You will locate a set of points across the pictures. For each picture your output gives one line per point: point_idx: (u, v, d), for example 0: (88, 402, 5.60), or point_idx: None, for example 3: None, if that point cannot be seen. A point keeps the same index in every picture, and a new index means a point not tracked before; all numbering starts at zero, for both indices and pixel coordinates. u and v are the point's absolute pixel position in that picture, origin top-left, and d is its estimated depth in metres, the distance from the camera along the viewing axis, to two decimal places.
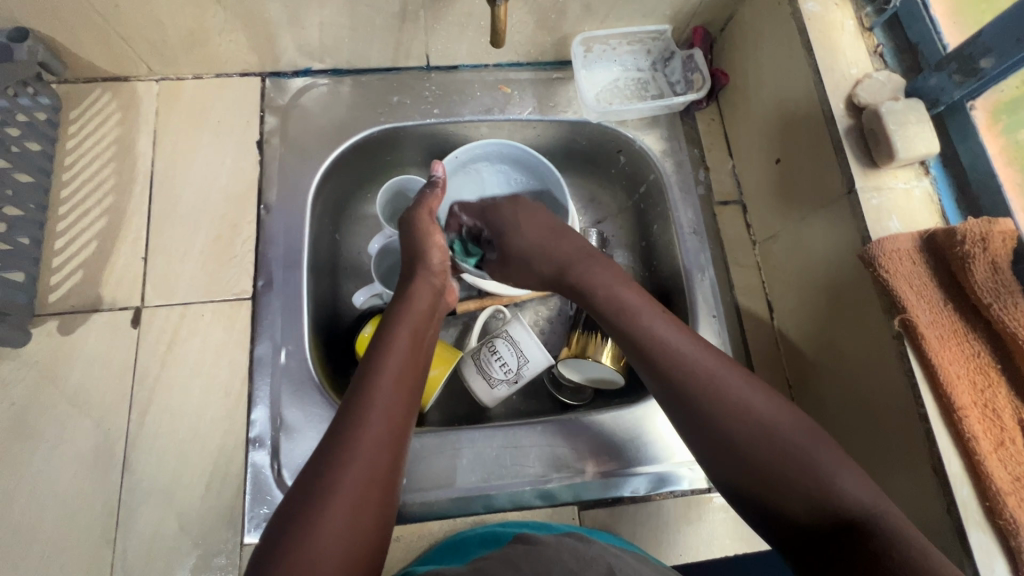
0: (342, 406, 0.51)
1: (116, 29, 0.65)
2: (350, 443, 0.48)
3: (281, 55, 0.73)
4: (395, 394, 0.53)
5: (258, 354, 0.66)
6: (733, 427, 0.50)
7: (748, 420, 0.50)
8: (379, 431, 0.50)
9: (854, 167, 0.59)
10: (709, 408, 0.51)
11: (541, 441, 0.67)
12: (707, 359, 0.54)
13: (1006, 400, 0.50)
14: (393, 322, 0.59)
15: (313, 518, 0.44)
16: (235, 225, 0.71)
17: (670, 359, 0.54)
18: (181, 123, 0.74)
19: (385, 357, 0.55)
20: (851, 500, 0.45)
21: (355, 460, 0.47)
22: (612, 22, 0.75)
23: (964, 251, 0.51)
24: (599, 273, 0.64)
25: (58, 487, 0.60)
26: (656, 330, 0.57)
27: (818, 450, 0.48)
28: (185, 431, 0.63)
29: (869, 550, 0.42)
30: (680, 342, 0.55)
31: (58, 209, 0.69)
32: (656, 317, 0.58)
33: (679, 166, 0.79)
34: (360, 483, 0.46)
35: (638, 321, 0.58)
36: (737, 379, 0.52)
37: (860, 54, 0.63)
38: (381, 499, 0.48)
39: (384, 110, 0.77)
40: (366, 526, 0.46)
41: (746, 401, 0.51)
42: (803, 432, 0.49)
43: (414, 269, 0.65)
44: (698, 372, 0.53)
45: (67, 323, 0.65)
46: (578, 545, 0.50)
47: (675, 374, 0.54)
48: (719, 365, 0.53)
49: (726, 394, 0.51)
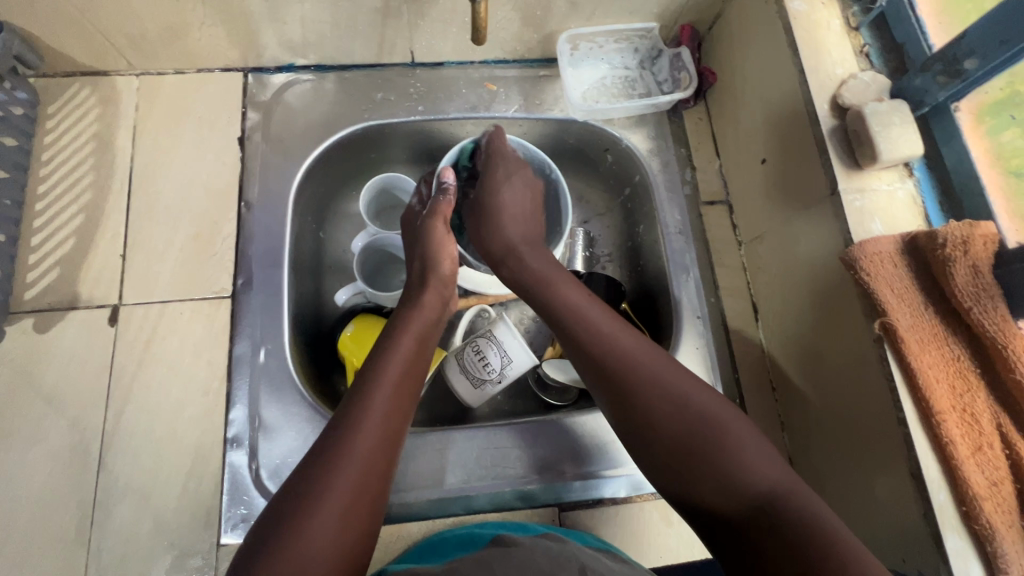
0: (340, 410, 0.51)
1: (93, 23, 0.64)
2: (347, 448, 0.48)
3: (263, 51, 0.72)
4: (395, 400, 0.52)
5: (237, 353, 0.66)
6: (645, 401, 0.51)
7: (659, 390, 0.51)
8: (377, 437, 0.49)
9: (838, 169, 0.59)
10: (624, 382, 0.52)
11: (522, 443, 0.66)
12: (625, 334, 0.56)
13: (985, 405, 0.50)
14: (398, 328, 0.59)
15: (303, 520, 0.43)
16: (215, 222, 0.70)
17: (591, 335, 0.56)
18: (162, 119, 0.73)
19: (387, 362, 0.55)
20: (758, 471, 0.46)
21: (349, 464, 0.47)
22: (598, 20, 0.74)
23: (945, 254, 0.50)
24: (532, 253, 0.65)
25: (33, 486, 0.60)
26: (580, 309, 0.58)
27: (725, 421, 0.49)
28: (162, 430, 0.63)
29: (774, 524, 0.43)
30: (600, 320, 0.57)
31: (35, 205, 0.68)
32: (579, 295, 0.60)
33: (666, 165, 0.78)
34: (352, 489, 0.46)
35: (563, 300, 0.59)
36: (653, 357, 0.54)
37: (846, 54, 0.63)
38: (371, 506, 0.48)
39: (368, 107, 0.76)
40: (353, 532, 0.45)
41: (658, 374, 0.52)
42: (712, 404, 0.50)
43: (426, 277, 0.64)
44: (617, 349, 0.54)
45: (43, 321, 0.64)
46: (551, 547, 0.50)
47: (597, 351, 0.54)
48: (635, 341, 0.55)
49: (643, 369, 0.52)
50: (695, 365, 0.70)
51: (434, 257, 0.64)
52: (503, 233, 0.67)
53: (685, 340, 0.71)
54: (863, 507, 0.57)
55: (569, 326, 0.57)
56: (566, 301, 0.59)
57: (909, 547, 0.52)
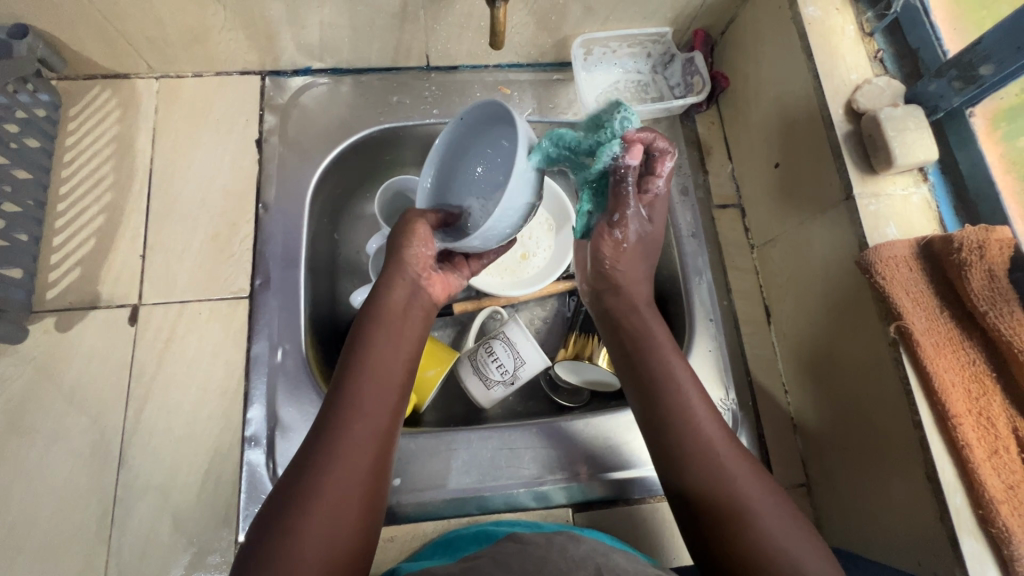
0: (324, 409, 0.53)
1: (117, 27, 0.65)
2: (327, 454, 0.50)
3: (282, 55, 0.73)
4: (373, 402, 0.53)
5: (254, 353, 0.66)
6: (704, 491, 0.52)
7: (724, 490, 0.52)
8: (359, 434, 0.51)
9: (852, 173, 0.59)
10: (711, 496, 0.52)
11: (537, 444, 0.67)
12: (727, 445, 0.54)
13: (1001, 409, 0.50)
14: (371, 326, 0.58)
15: (294, 522, 0.46)
16: (233, 223, 0.71)
17: (679, 417, 0.56)
18: (181, 121, 0.74)
19: (364, 365, 0.55)
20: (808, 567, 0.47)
21: (330, 473, 0.49)
22: (612, 24, 0.75)
23: (961, 258, 0.51)
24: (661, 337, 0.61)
25: (54, 483, 0.60)
26: (679, 387, 0.57)
27: (774, 520, 0.50)
28: (182, 428, 0.63)
29: None
30: (693, 401, 0.56)
31: (57, 206, 0.69)
32: (681, 368, 0.59)
33: (678, 169, 0.79)
34: (337, 487, 0.48)
35: (662, 371, 0.58)
36: (728, 452, 0.54)
37: (860, 59, 0.63)
38: (365, 499, 0.50)
39: (384, 110, 0.76)
40: (343, 534, 0.48)
41: (728, 470, 0.53)
42: (767, 502, 0.51)
43: (388, 268, 0.60)
44: (701, 436, 0.54)
45: (65, 319, 0.65)
46: (567, 545, 0.51)
47: (693, 454, 0.54)
48: (735, 455, 0.54)
49: (725, 479, 0.52)
50: (708, 367, 0.70)
51: (394, 249, 0.60)
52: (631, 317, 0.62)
53: (698, 343, 0.71)
54: (879, 511, 0.58)
55: (660, 404, 0.57)
56: (667, 375, 0.58)
57: (925, 550, 0.53)
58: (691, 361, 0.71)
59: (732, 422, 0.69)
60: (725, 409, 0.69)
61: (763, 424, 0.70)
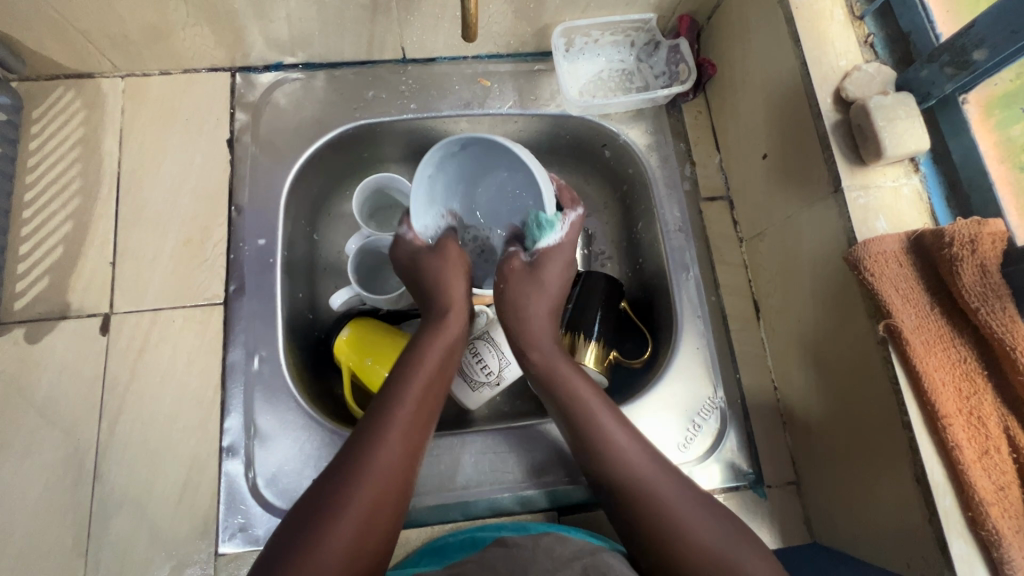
0: (366, 419, 0.54)
1: (74, 25, 0.62)
2: (368, 461, 0.50)
3: (250, 49, 0.70)
4: (415, 418, 0.54)
5: (231, 361, 0.65)
6: (648, 522, 0.52)
7: (658, 525, 0.51)
8: (395, 456, 0.51)
9: (841, 164, 0.57)
10: (655, 524, 0.51)
11: (523, 448, 0.66)
12: (657, 475, 0.54)
13: (992, 408, 0.49)
14: (419, 344, 0.60)
15: (324, 534, 0.46)
16: (205, 228, 0.69)
17: (598, 434, 0.57)
18: (149, 121, 0.71)
19: (406, 378, 0.57)
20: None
21: (366, 480, 0.49)
22: (593, 12, 0.72)
23: (952, 253, 0.49)
24: (578, 379, 0.60)
25: (29, 498, 0.59)
26: (629, 458, 0.55)
27: (687, 520, 0.51)
28: (157, 439, 0.62)
29: None
30: (620, 436, 0.56)
31: (22, 213, 0.67)
32: (614, 423, 0.57)
33: (665, 161, 0.77)
34: (371, 502, 0.49)
35: (568, 388, 0.60)
36: (660, 478, 0.54)
37: (851, 44, 0.60)
38: (392, 514, 0.50)
39: (359, 106, 0.74)
40: (369, 545, 0.47)
41: (660, 494, 0.53)
42: (698, 517, 0.52)
43: (437, 297, 0.63)
44: (653, 492, 0.53)
45: (34, 331, 0.64)
46: (554, 544, 0.51)
47: (625, 487, 0.54)
48: (665, 484, 0.54)
49: (666, 515, 0.52)
50: (695, 365, 0.70)
51: (432, 270, 0.63)
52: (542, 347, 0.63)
53: (685, 339, 0.71)
54: (867, 510, 0.57)
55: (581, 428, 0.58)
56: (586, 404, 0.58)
57: (914, 550, 0.51)
58: (678, 358, 0.70)
59: (721, 421, 0.68)
60: (712, 407, 0.68)
61: (753, 423, 0.69)
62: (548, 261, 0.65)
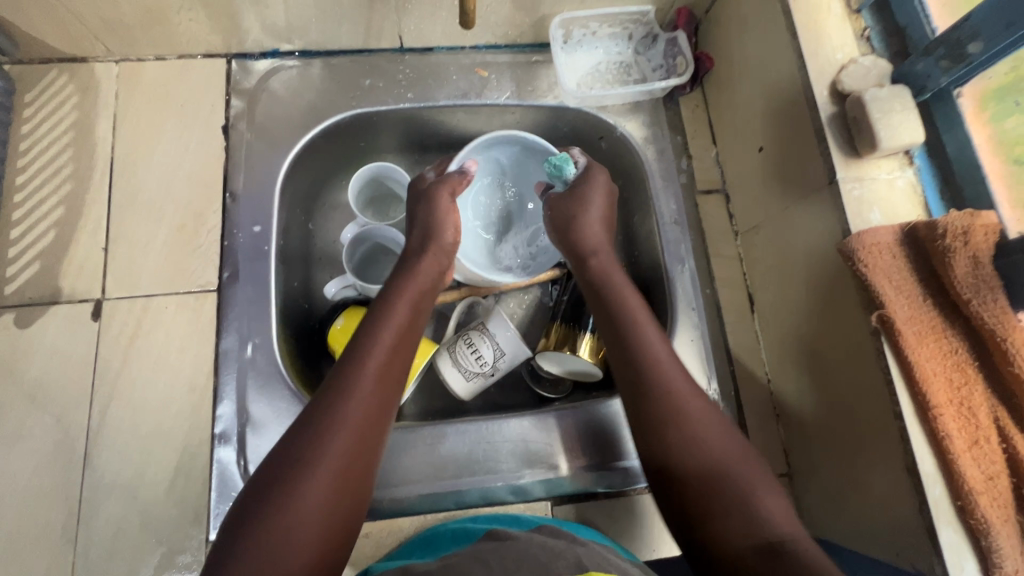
0: (338, 369, 0.52)
1: (67, 6, 0.61)
2: (337, 407, 0.49)
3: (246, 36, 0.69)
4: (387, 366, 0.53)
5: (224, 348, 0.64)
6: (676, 440, 0.51)
7: (686, 441, 0.51)
8: (366, 404, 0.50)
9: (836, 157, 0.57)
10: (678, 440, 0.51)
11: (516, 437, 0.66)
12: (691, 395, 0.54)
13: (982, 398, 0.49)
14: (393, 294, 0.59)
15: (293, 482, 0.44)
16: (199, 214, 0.68)
17: (640, 351, 0.57)
18: (143, 106, 0.71)
19: (380, 328, 0.55)
20: (773, 524, 0.45)
21: (336, 427, 0.48)
22: (592, 3, 0.72)
23: (945, 244, 0.49)
24: (631, 301, 0.61)
25: (18, 483, 0.59)
26: (667, 374, 0.55)
27: (714, 439, 0.51)
28: (149, 425, 0.62)
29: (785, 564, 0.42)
30: (662, 355, 0.56)
31: (14, 197, 0.66)
32: (659, 342, 0.57)
33: (662, 154, 0.77)
34: (341, 450, 0.47)
35: (620, 305, 0.60)
36: (692, 398, 0.54)
37: (847, 38, 0.60)
38: (366, 463, 0.49)
39: (356, 94, 0.73)
40: (341, 496, 0.46)
41: (692, 413, 0.52)
42: (720, 441, 0.51)
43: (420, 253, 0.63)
44: (681, 412, 0.53)
45: (24, 316, 0.63)
46: (548, 539, 0.50)
47: (658, 402, 0.54)
48: (698, 407, 0.53)
49: (698, 435, 0.51)
50: (690, 357, 0.70)
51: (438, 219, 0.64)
52: (600, 268, 0.64)
53: (680, 331, 0.71)
54: (858, 500, 0.57)
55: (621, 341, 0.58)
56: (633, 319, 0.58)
57: (903, 541, 0.52)
58: (672, 351, 0.70)
59: None
60: None
61: (746, 415, 0.69)
62: (593, 192, 0.66)
